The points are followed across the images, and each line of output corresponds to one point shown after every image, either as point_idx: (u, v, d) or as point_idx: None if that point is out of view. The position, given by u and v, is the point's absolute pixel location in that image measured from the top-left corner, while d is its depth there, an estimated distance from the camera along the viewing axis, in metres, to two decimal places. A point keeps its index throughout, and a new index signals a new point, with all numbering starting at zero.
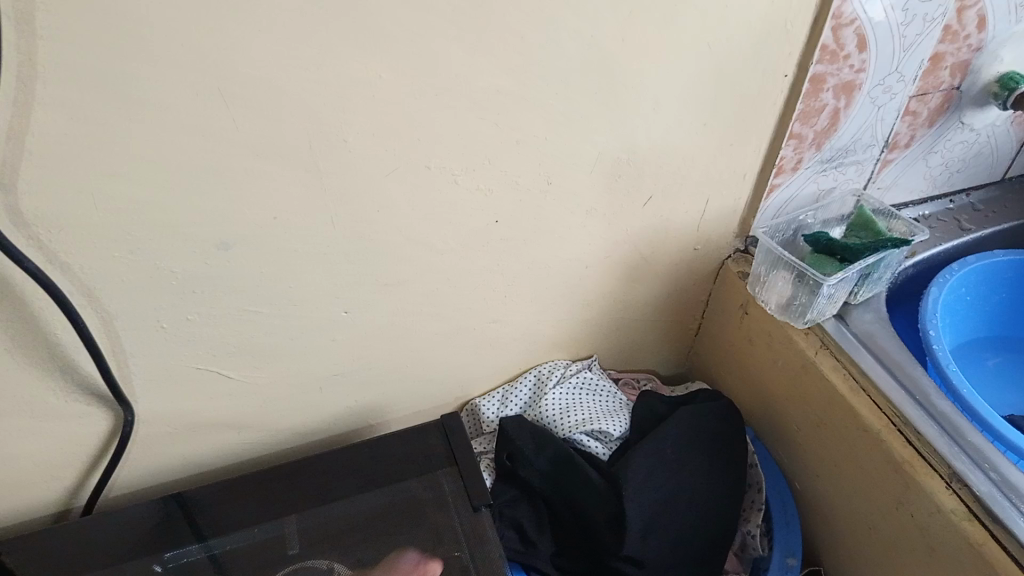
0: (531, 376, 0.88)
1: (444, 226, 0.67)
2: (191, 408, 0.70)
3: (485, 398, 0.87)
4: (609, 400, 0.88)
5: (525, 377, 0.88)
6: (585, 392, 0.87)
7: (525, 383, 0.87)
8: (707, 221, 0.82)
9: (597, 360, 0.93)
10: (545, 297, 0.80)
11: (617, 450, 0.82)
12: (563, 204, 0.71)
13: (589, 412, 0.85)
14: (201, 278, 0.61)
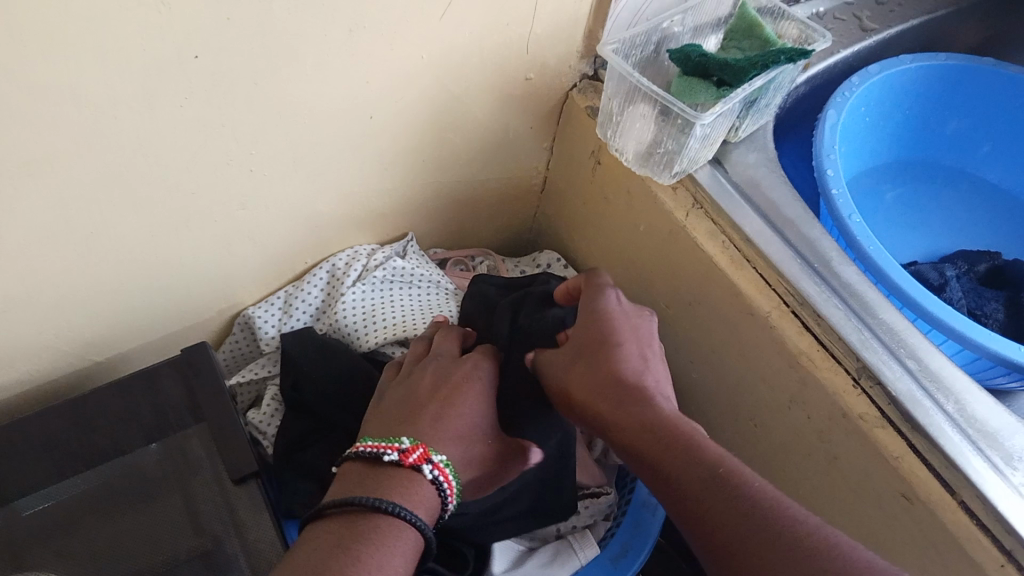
0: (324, 271, 0.66)
1: (99, 73, 0.42)
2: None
3: (262, 306, 0.65)
4: (429, 293, 0.68)
5: (317, 272, 0.66)
6: (396, 288, 0.67)
7: (316, 282, 0.66)
8: (538, 39, 0.58)
9: (414, 239, 0.71)
10: (312, 161, 0.57)
11: None
12: (304, 27, 0.47)
13: (403, 315, 0.65)
14: None
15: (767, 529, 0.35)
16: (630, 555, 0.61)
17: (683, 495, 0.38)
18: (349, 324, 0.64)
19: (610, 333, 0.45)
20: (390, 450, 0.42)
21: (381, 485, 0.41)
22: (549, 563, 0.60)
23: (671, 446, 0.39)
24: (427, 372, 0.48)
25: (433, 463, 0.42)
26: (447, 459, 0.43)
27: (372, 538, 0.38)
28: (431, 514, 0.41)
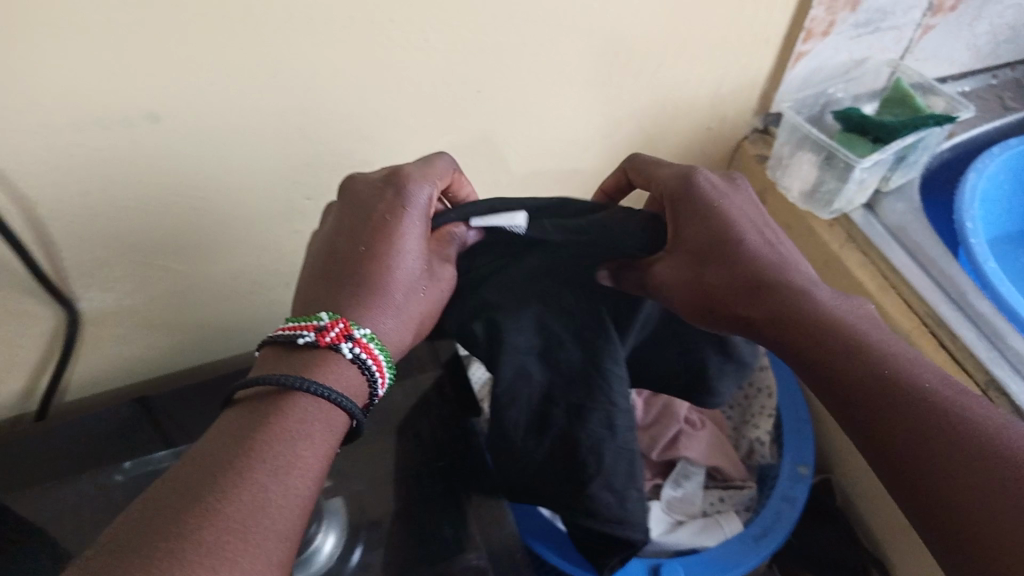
0: None
1: (410, 98, 0.59)
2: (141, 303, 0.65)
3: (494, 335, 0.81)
4: None
5: None
6: None
7: None
8: (721, 97, 0.72)
9: None
10: (534, 182, 0.73)
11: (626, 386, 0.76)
12: (549, 74, 0.63)
13: None
14: (130, 157, 0.54)
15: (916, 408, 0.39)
16: (771, 535, 0.69)
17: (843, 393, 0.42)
18: None
19: (710, 215, 0.49)
20: (307, 332, 0.43)
21: (298, 363, 0.42)
22: (698, 532, 0.71)
23: (814, 335, 0.44)
24: (351, 216, 0.48)
25: (354, 340, 0.43)
26: (371, 335, 0.44)
27: (279, 421, 0.40)
28: (352, 395, 0.43)
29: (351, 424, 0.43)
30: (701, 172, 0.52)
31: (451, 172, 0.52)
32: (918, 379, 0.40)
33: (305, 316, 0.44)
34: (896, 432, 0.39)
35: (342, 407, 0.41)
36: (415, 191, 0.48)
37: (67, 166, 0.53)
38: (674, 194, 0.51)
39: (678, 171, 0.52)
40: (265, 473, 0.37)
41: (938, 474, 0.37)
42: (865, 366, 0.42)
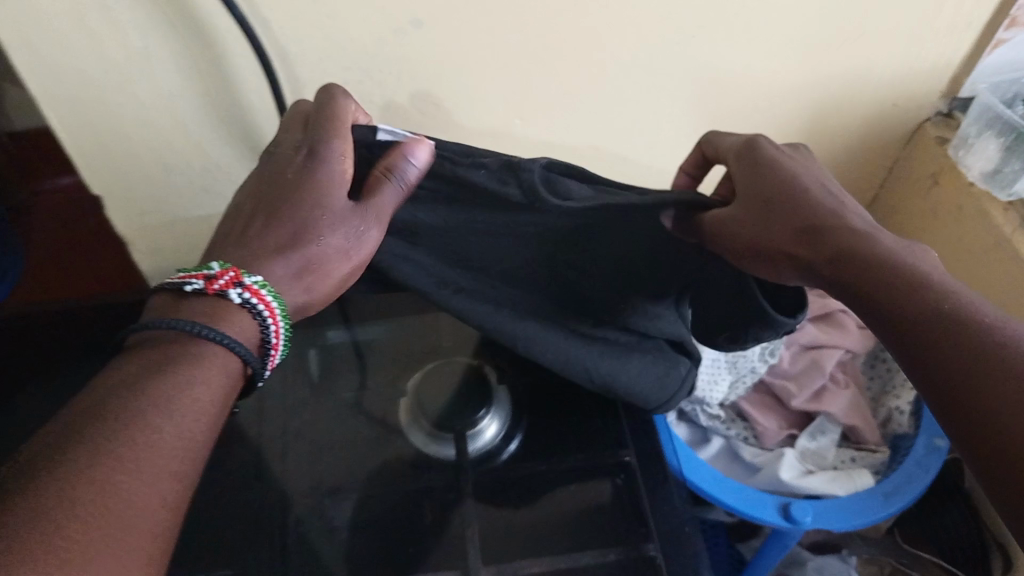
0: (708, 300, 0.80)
1: (629, 37, 0.65)
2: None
3: None
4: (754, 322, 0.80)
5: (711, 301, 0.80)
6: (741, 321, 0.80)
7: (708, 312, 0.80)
8: (913, 77, 0.74)
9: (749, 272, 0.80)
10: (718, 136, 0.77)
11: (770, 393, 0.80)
12: (757, 31, 0.67)
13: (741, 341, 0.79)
14: (387, 55, 0.62)
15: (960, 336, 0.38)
16: (901, 494, 0.72)
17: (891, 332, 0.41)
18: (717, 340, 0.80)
19: (768, 166, 0.50)
20: (197, 280, 0.45)
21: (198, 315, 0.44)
22: (829, 481, 0.75)
23: (859, 260, 0.42)
24: (279, 181, 0.50)
25: (244, 286, 0.45)
26: (263, 282, 0.46)
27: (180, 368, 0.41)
28: (246, 340, 0.45)
29: (246, 371, 0.45)
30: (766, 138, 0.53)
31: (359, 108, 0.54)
32: (966, 309, 0.39)
33: (198, 266, 0.47)
34: (940, 363, 0.38)
35: (233, 352, 0.44)
36: (329, 157, 0.49)
37: (336, 57, 0.61)
38: (742, 153, 0.53)
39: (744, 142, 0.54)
40: (156, 411, 0.39)
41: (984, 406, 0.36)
42: (910, 292, 0.40)
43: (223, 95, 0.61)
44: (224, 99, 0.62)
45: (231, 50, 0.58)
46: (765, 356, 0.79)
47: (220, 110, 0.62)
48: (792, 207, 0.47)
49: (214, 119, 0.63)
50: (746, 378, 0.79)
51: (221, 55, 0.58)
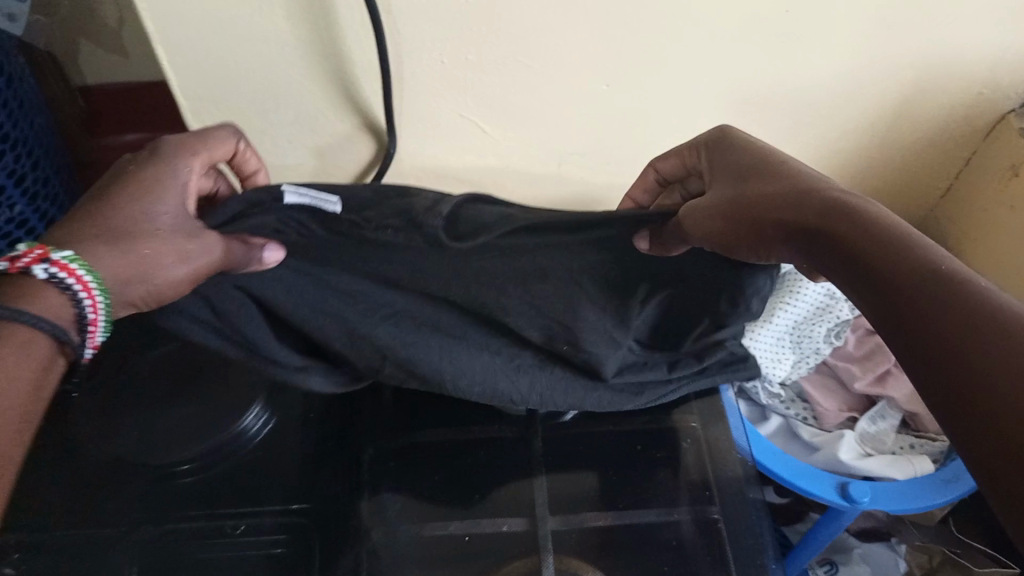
0: (771, 334, 0.80)
1: (730, 8, 0.64)
2: (441, 154, 0.74)
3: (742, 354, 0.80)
4: (810, 309, 0.79)
5: (776, 332, 0.79)
6: (795, 319, 0.79)
7: (771, 341, 0.80)
8: (1008, 65, 0.73)
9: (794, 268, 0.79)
10: (802, 116, 0.76)
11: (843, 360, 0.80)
12: (857, 10, 0.66)
13: (801, 325, 0.80)
14: (489, 15, 0.62)
15: (918, 277, 0.35)
16: (961, 483, 0.72)
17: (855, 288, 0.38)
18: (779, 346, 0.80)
19: (747, 154, 0.51)
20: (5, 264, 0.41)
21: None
22: (887, 463, 0.76)
23: (851, 214, 0.40)
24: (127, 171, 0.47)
25: (51, 264, 0.41)
26: (75, 257, 0.42)
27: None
28: (56, 317, 0.41)
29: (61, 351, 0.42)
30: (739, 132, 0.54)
31: (235, 139, 0.53)
32: (926, 250, 0.36)
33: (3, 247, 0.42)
34: (898, 310, 0.35)
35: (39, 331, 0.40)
36: (175, 165, 0.48)
37: (438, 16, 0.61)
38: (715, 148, 0.54)
39: (719, 139, 0.54)
40: None
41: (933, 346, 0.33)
42: (862, 237, 0.38)
43: (325, 49, 0.62)
44: (327, 53, 0.62)
45: (339, 4, 0.58)
46: (831, 338, 0.80)
47: (321, 64, 0.63)
48: (773, 183, 0.46)
49: (314, 72, 0.63)
50: (810, 359, 0.80)
51: (329, 8, 0.58)
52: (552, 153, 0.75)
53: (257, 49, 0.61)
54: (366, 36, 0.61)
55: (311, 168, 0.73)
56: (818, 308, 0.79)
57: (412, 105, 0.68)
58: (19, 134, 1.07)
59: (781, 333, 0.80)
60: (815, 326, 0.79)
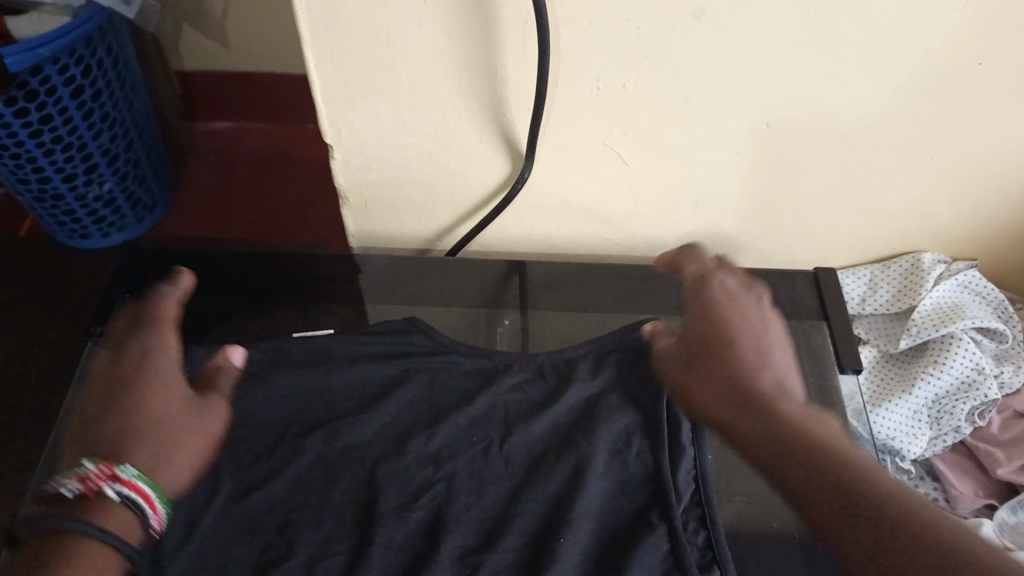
0: (919, 397, 0.73)
1: (923, 57, 0.57)
2: (572, 182, 0.69)
3: (882, 415, 0.74)
4: (964, 371, 0.73)
5: (921, 394, 0.73)
6: (946, 381, 0.73)
7: (916, 403, 0.73)
8: None
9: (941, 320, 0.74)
10: (972, 180, 0.69)
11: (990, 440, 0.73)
12: None
13: (950, 389, 0.74)
14: (658, 44, 0.57)
15: (904, 495, 0.44)
16: None
17: (841, 528, 0.44)
18: (918, 413, 0.74)
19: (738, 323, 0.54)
20: (72, 483, 0.48)
21: (121, 405, 0.51)
22: None
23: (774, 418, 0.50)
24: None
25: (120, 481, 0.48)
26: (137, 472, 0.48)
27: (162, 428, 0.51)
28: None
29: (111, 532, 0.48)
30: (723, 280, 0.57)
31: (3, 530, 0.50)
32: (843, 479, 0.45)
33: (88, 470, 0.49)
34: (875, 507, 0.44)
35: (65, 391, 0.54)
36: None
37: (604, 40, 0.56)
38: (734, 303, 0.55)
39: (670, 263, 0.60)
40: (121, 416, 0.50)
41: (953, 543, 0.41)
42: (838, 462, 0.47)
43: (479, 62, 0.58)
44: (480, 66, 0.58)
45: (503, 16, 0.54)
46: (973, 417, 0.74)
47: (471, 76, 0.59)
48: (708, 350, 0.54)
49: (461, 85, 0.60)
50: (948, 437, 0.74)
51: (492, 20, 0.54)
52: (691, 192, 0.70)
53: (410, 56, 0.57)
54: (525, 51, 0.57)
55: (440, 184, 0.70)
56: (963, 382, 0.73)
57: (555, 129, 0.64)
58: (120, 114, 1.07)
59: (918, 407, 0.74)
60: (957, 403, 0.73)
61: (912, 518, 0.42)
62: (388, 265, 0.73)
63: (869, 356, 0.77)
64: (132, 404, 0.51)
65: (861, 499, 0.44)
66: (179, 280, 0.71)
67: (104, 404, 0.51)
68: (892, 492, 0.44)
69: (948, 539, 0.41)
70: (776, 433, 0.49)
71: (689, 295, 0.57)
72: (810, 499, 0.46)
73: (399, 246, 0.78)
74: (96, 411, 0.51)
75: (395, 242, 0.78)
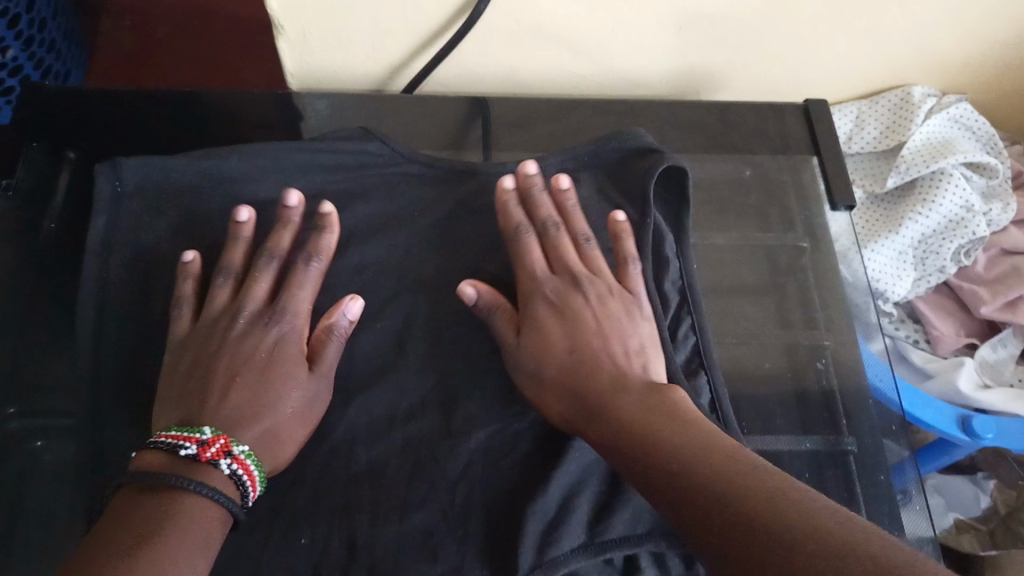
0: (907, 235, 0.70)
1: None
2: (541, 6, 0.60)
3: (870, 254, 0.70)
4: (954, 209, 0.70)
5: (909, 231, 0.70)
6: (935, 219, 0.70)
7: (903, 241, 0.70)
8: None
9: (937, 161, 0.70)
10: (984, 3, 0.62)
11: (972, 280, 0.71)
12: None
13: (939, 227, 0.70)
14: None
15: (740, 457, 0.39)
16: None
17: (676, 491, 0.39)
18: (903, 252, 0.71)
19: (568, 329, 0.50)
20: (187, 444, 0.43)
21: (232, 366, 0.48)
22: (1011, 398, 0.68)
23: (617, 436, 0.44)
24: None
25: (232, 456, 0.43)
26: (248, 449, 0.44)
27: (274, 375, 0.48)
28: None
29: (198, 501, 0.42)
30: (544, 286, 0.53)
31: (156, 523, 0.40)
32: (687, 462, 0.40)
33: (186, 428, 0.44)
34: (700, 473, 0.38)
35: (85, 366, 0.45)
36: None
37: None
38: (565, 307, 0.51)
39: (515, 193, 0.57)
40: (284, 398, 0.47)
41: (786, 490, 0.36)
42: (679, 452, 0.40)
43: None
44: None
45: None
46: (959, 256, 0.71)
47: None
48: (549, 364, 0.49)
49: None
50: (932, 278, 0.72)
51: None
52: (676, 17, 0.61)
53: None
54: None
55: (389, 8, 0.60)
56: (951, 220, 0.70)
57: None
58: None
59: (904, 248, 0.71)
60: (944, 242, 0.70)
61: (753, 474, 0.37)
62: (334, 109, 0.64)
63: (858, 197, 0.74)
64: (253, 362, 0.48)
65: (695, 467, 0.39)
66: (96, 120, 0.62)
67: (207, 357, 0.49)
68: (722, 453, 0.39)
69: (776, 491, 0.36)
70: (614, 419, 0.45)
71: (521, 255, 0.55)
72: (660, 488, 0.40)
73: (349, 81, 0.69)
74: (201, 360, 0.48)
75: (341, 79, 0.69)
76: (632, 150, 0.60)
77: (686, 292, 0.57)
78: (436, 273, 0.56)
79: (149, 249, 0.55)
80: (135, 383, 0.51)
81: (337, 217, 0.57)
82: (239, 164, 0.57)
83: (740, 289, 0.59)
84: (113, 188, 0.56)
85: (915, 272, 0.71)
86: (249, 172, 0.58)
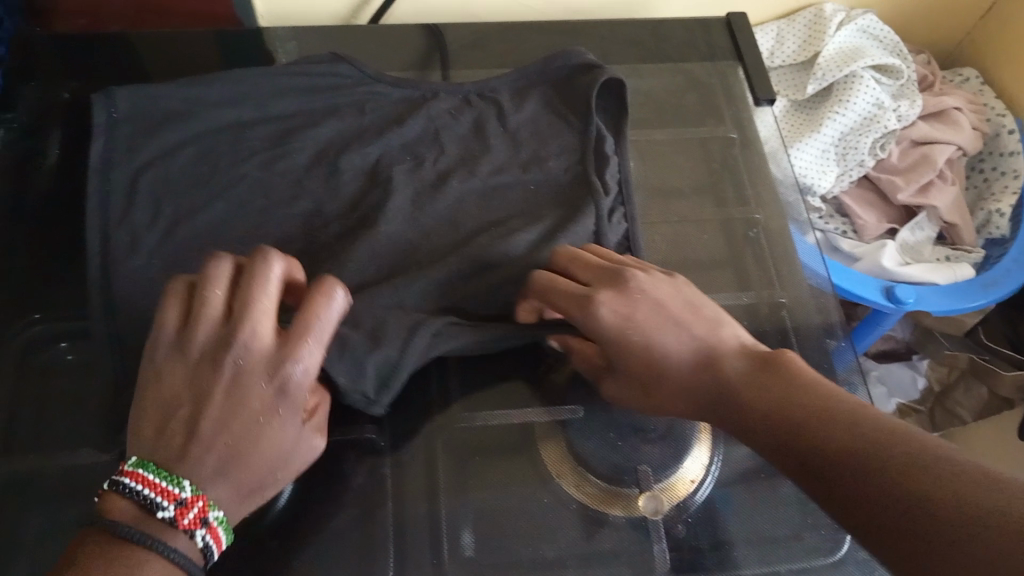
0: (826, 133, 0.78)
1: None
2: None
3: (796, 152, 0.78)
4: (867, 106, 0.77)
5: (828, 128, 0.78)
6: (851, 116, 0.78)
7: (823, 138, 0.78)
8: None
9: (866, 87, 0.77)
10: None
11: (892, 173, 0.80)
12: None
13: (855, 124, 0.78)
14: None
15: (878, 428, 0.41)
16: (1001, 286, 0.73)
17: (827, 480, 0.41)
18: (825, 149, 0.78)
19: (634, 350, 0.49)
20: (165, 502, 0.38)
21: (221, 411, 0.40)
22: (929, 271, 0.76)
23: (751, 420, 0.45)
24: None
25: (207, 525, 0.39)
26: (224, 515, 0.40)
27: (265, 427, 0.41)
28: None
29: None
30: (603, 296, 0.49)
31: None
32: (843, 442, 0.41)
33: (163, 472, 0.39)
34: (852, 464, 0.40)
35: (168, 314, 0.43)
36: None
37: None
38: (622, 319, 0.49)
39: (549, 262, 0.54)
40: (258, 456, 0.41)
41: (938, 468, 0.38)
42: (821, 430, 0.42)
43: None
44: None
45: None
46: (875, 151, 0.79)
47: None
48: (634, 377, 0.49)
49: None
50: (854, 173, 0.80)
51: None
52: None
53: None
54: None
55: None
56: (865, 117, 0.78)
57: None
58: None
59: (826, 145, 0.78)
60: (861, 137, 0.78)
61: (893, 447, 0.39)
62: (301, 47, 0.71)
63: (781, 107, 0.82)
64: (249, 415, 0.40)
65: (841, 450, 0.41)
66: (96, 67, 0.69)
67: (196, 392, 0.41)
68: (865, 428, 0.41)
69: (940, 477, 0.37)
70: (734, 400, 0.46)
71: (563, 300, 0.50)
72: (803, 469, 0.42)
73: (312, 21, 0.76)
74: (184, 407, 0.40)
75: (306, 19, 0.75)
76: (577, 65, 0.66)
77: (623, 182, 0.62)
78: (406, 169, 0.61)
79: (146, 164, 0.59)
80: (147, 273, 0.54)
81: (310, 132, 0.62)
82: (222, 89, 0.63)
83: (681, 177, 0.66)
84: (102, 114, 0.59)
85: (837, 166, 0.79)
86: (229, 97, 0.63)
